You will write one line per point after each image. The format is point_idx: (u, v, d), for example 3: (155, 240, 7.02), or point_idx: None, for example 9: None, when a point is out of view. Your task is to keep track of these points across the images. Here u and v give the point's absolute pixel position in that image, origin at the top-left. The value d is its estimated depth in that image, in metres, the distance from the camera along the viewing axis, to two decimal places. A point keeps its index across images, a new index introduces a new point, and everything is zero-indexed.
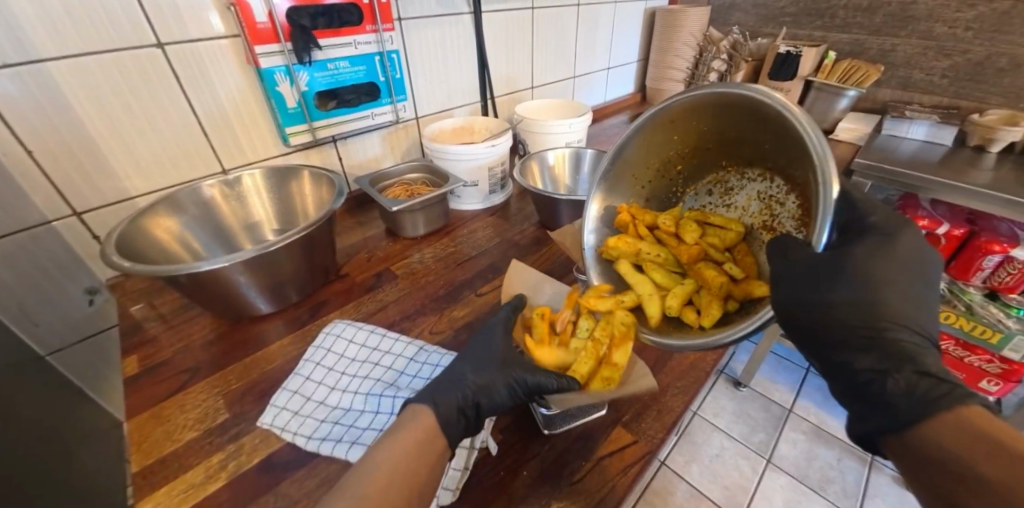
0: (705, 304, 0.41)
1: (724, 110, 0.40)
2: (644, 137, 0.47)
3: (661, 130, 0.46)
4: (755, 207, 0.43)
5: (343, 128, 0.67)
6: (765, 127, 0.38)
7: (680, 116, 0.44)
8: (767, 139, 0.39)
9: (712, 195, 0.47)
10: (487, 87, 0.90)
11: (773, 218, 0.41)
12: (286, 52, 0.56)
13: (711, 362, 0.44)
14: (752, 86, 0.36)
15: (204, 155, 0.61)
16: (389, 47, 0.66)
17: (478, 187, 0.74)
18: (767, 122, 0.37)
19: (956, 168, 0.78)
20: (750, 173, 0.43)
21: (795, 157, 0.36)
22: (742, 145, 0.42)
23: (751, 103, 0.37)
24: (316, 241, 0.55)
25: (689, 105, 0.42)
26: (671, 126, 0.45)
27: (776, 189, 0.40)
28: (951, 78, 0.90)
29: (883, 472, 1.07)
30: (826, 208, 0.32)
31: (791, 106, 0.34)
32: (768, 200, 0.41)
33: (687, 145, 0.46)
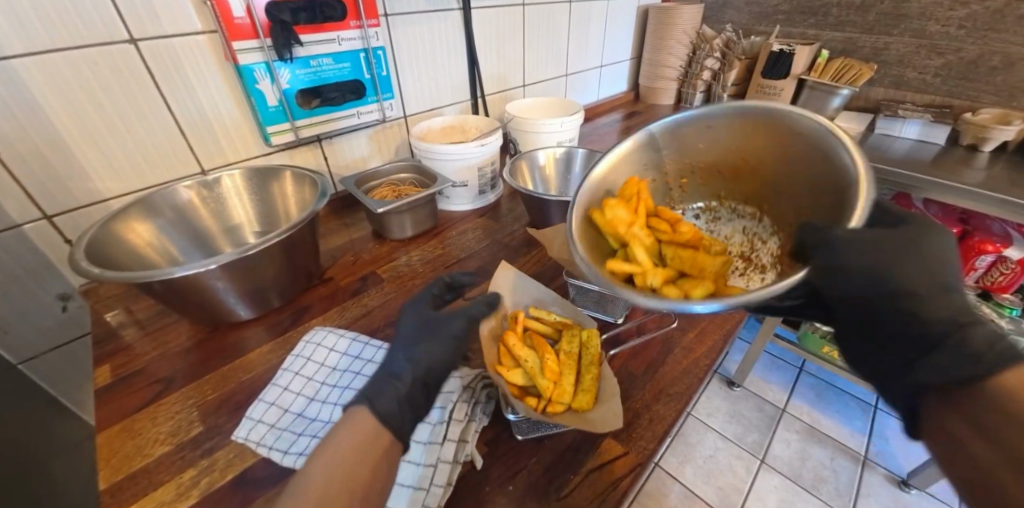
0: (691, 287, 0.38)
1: (763, 132, 0.41)
2: (682, 129, 0.46)
3: (694, 130, 0.45)
4: (738, 238, 0.47)
5: (327, 127, 0.64)
6: (796, 155, 0.39)
7: (720, 123, 0.43)
8: (789, 173, 0.40)
9: (698, 220, 0.50)
10: (478, 86, 0.88)
11: (753, 250, 0.45)
12: (265, 48, 0.54)
13: (704, 369, 0.43)
14: (819, 118, 0.37)
15: (181, 155, 0.59)
16: (375, 43, 0.64)
17: (468, 188, 0.72)
18: (804, 150, 0.38)
19: (949, 167, 0.77)
20: (742, 209, 0.46)
21: (818, 188, 0.37)
22: (754, 174, 0.43)
23: (802, 133, 0.38)
24: (297, 244, 0.53)
25: (738, 116, 0.42)
26: (703, 130, 0.45)
27: (762, 229, 0.44)
28: (944, 76, 0.90)
29: (876, 471, 1.07)
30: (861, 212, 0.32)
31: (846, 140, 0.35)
32: (752, 237, 0.45)
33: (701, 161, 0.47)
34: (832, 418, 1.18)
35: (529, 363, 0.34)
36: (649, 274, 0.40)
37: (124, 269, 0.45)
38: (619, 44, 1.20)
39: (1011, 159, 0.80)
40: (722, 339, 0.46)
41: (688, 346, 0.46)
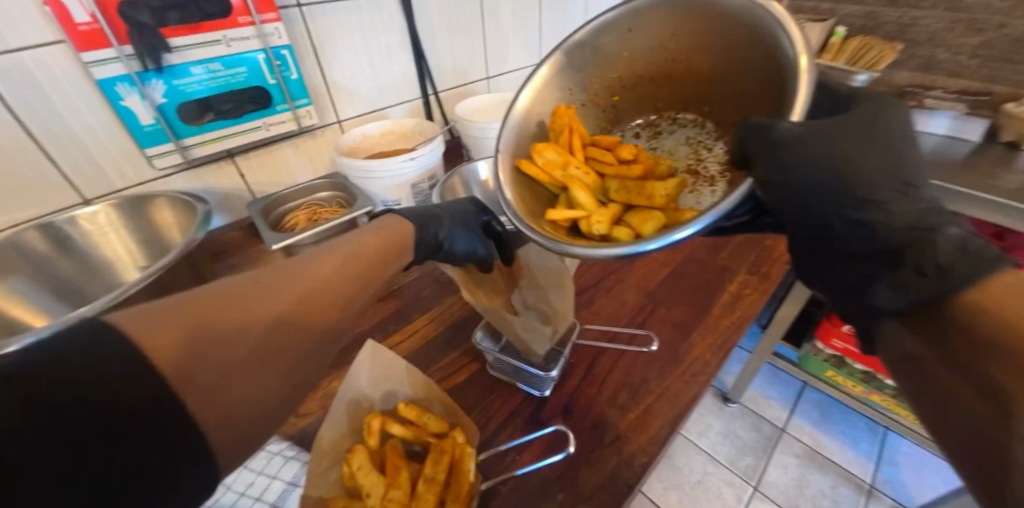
0: (640, 221, 0.33)
1: (694, 22, 0.35)
2: (602, 43, 0.40)
3: (615, 39, 0.39)
4: (681, 152, 0.39)
5: (225, 144, 0.56)
6: (727, 40, 0.34)
7: (641, 24, 0.38)
8: (725, 60, 0.35)
9: (639, 138, 0.42)
10: (429, 81, 0.77)
11: (699, 161, 0.37)
12: (124, 57, 0.46)
13: (637, 473, 0.34)
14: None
15: (54, 186, 0.50)
16: (276, 42, 0.54)
17: (403, 207, 0.63)
18: (733, 29, 0.33)
19: (975, 179, 0.64)
20: (684, 118, 0.40)
21: (758, 72, 0.32)
22: (688, 71, 0.38)
23: (730, 13, 0.33)
24: (172, 289, 0.46)
25: (656, 11, 0.37)
26: (623, 39, 0.39)
27: (705, 135, 0.38)
28: (982, 57, 0.75)
29: (883, 502, 0.96)
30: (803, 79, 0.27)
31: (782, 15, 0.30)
32: (696, 145, 0.38)
33: (629, 74, 0.41)
34: (836, 440, 1.07)
35: (369, 501, 0.25)
36: (592, 220, 0.34)
37: None
38: None
39: None
40: (668, 425, 0.37)
41: (624, 435, 0.36)
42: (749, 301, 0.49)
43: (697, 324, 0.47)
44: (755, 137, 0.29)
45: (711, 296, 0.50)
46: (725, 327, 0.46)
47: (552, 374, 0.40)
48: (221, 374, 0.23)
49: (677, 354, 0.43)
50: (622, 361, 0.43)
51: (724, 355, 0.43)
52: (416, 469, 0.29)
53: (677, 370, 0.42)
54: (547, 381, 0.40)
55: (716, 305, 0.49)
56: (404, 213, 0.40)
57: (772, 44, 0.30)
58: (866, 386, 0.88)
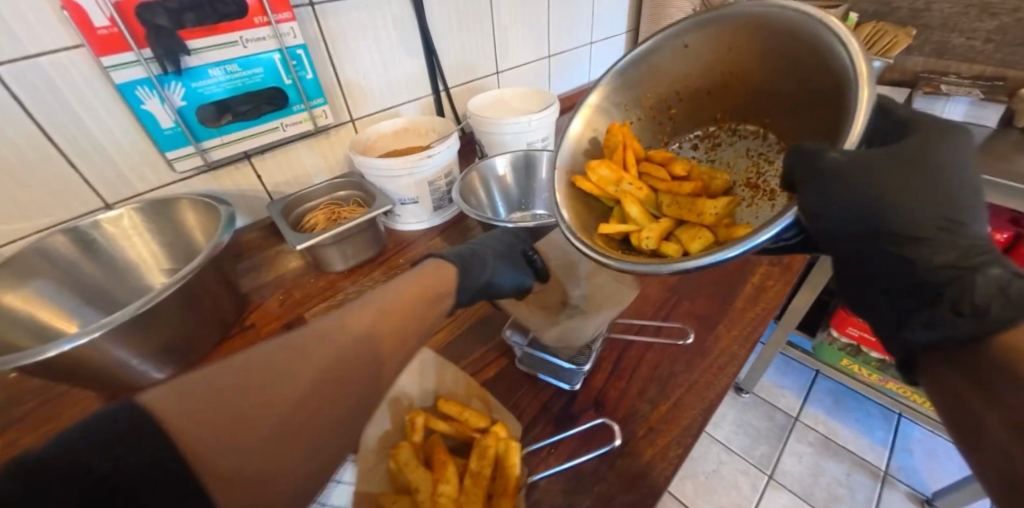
0: (689, 238, 0.36)
1: (749, 36, 0.36)
2: (656, 61, 0.42)
3: (671, 56, 0.41)
4: (740, 165, 0.40)
5: (244, 145, 0.56)
6: (782, 54, 0.34)
7: (696, 42, 0.39)
8: (780, 75, 0.35)
9: (696, 150, 0.43)
10: (440, 77, 0.77)
11: (759, 176, 0.38)
12: (144, 61, 0.46)
13: (672, 464, 0.34)
14: (804, 7, 0.32)
15: (77, 192, 0.50)
16: (291, 41, 0.54)
17: (420, 204, 0.63)
18: (789, 44, 0.34)
19: (992, 165, 0.64)
20: (745, 129, 0.40)
21: (815, 88, 0.32)
22: (742, 85, 0.38)
23: (789, 28, 0.33)
24: (199, 292, 0.46)
25: (711, 28, 0.38)
26: (680, 55, 0.41)
27: (766, 147, 0.38)
28: (997, 42, 0.75)
29: (898, 489, 0.97)
30: (863, 100, 0.27)
31: (843, 28, 0.30)
32: (757, 159, 0.39)
33: (684, 88, 0.42)
34: (850, 428, 1.07)
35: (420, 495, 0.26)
36: (641, 234, 0.37)
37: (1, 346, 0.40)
38: (612, 18, 1.03)
39: None
40: (700, 417, 0.37)
41: (656, 427, 0.37)
42: (772, 293, 0.49)
43: (722, 316, 0.47)
44: (806, 166, 0.28)
45: (734, 289, 0.50)
46: (750, 319, 0.46)
47: (583, 369, 0.40)
48: (255, 449, 0.24)
49: (704, 347, 0.43)
50: (649, 354, 0.43)
51: (752, 347, 0.43)
52: (461, 464, 0.29)
53: (705, 362, 0.42)
54: (577, 376, 0.40)
55: (740, 297, 0.48)
56: (444, 256, 0.39)
57: (832, 61, 0.30)
58: (881, 374, 0.88)
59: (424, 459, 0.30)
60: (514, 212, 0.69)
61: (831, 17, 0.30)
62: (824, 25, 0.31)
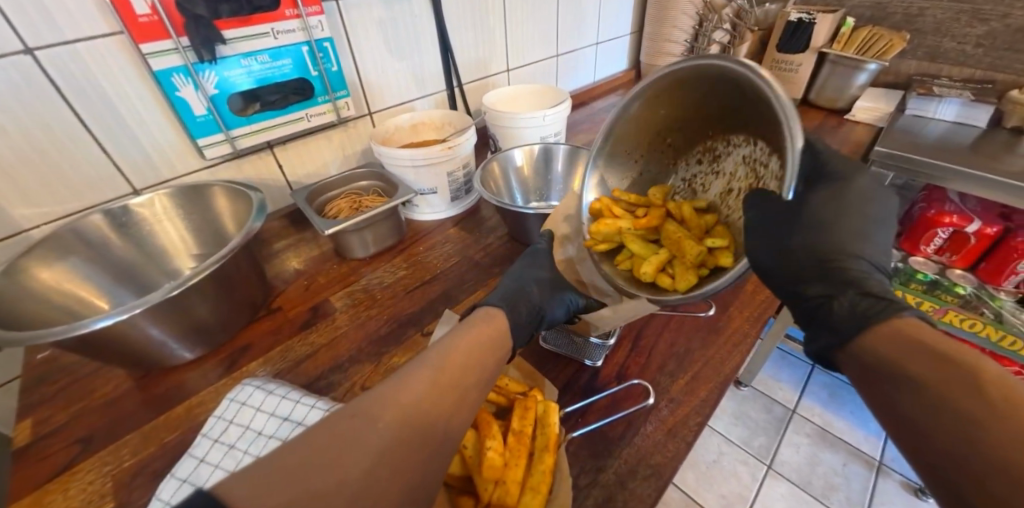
0: (680, 272, 0.40)
1: (702, 81, 0.41)
2: (633, 114, 0.47)
3: (643, 105, 0.46)
4: (740, 173, 0.42)
5: (271, 134, 0.58)
6: (735, 94, 0.38)
7: (664, 90, 0.44)
8: (744, 105, 0.39)
9: (702, 164, 0.47)
10: (455, 73, 0.78)
11: (758, 180, 0.39)
12: (181, 49, 0.48)
13: (692, 431, 0.36)
14: (733, 60, 0.36)
15: (108, 177, 0.51)
16: (319, 34, 0.57)
17: (439, 194, 0.65)
18: (735, 85, 0.38)
19: (983, 162, 0.67)
20: (737, 139, 0.41)
21: (769, 120, 0.36)
22: (719, 114, 0.42)
23: (732, 75, 0.37)
24: (232, 274, 0.48)
25: (672, 79, 0.42)
26: (654, 104, 0.46)
27: (759, 152, 0.39)
28: (987, 47, 0.78)
29: (892, 477, 1.00)
30: (793, 154, 0.32)
31: (769, 79, 0.33)
32: (753, 165, 0.40)
33: (671, 122, 0.46)
34: (845, 420, 1.10)
35: (466, 450, 0.32)
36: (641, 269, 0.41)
37: (42, 323, 0.41)
38: (617, 19, 1.06)
39: None
40: (717, 390, 0.39)
41: (676, 398, 0.39)
42: None
43: (733, 299, 0.49)
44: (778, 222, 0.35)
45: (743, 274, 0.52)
46: (760, 301, 0.48)
47: (608, 344, 0.43)
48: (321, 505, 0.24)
49: (717, 325, 0.46)
50: (666, 333, 0.45)
51: (762, 327, 0.45)
52: (502, 424, 0.34)
53: (720, 339, 0.44)
54: (601, 351, 0.43)
55: (750, 283, 0.51)
56: (495, 301, 0.39)
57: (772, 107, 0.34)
58: None
59: None
60: (530, 202, 0.71)
61: (757, 69, 0.34)
62: (754, 73, 0.34)
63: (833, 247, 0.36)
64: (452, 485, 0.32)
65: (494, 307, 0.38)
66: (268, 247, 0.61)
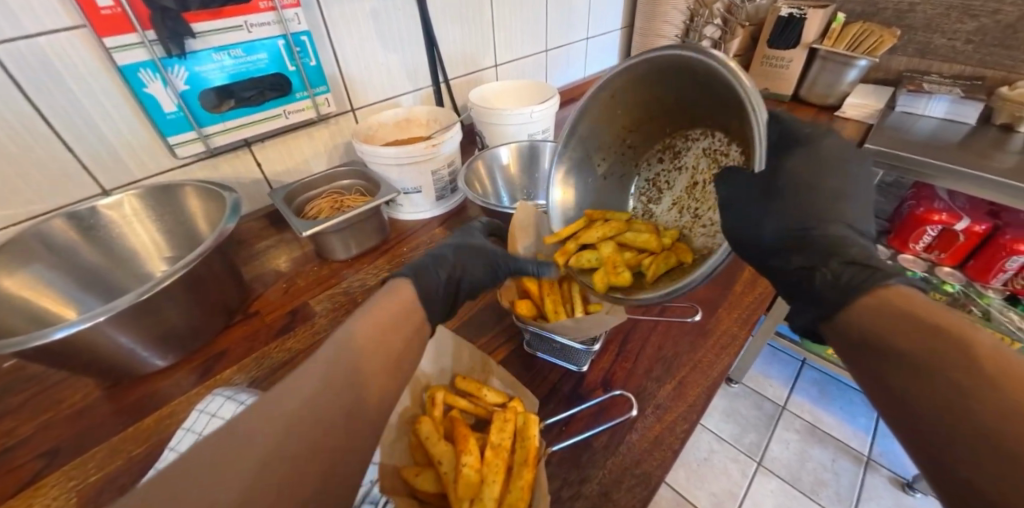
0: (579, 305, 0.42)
1: (659, 76, 0.40)
2: (589, 117, 0.46)
3: (600, 106, 0.45)
4: (703, 165, 0.42)
5: (246, 132, 0.56)
6: (691, 86, 0.38)
7: (619, 91, 0.44)
8: (700, 98, 0.39)
9: (663, 162, 0.46)
10: (441, 68, 0.76)
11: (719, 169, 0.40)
12: (148, 43, 0.46)
13: (679, 438, 0.35)
14: (687, 49, 0.36)
15: (74, 177, 0.49)
16: (296, 28, 0.55)
17: (423, 193, 0.63)
18: (693, 75, 0.37)
19: (974, 160, 0.67)
20: (695, 133, 0.42)
21: (730, 103, 0.35)
22: (676, 112, 0.42)
23: (687, 64, 0.37)
24: (205, 277, 0.46)
25: (626, 76, 0.42)
26: (610, 104, 0.45)
27: (719, 143, 0.40)
28: (976, 43, 0.78)
29: (880, 473, 1.00)
30: (759, 130, 0.31)
31: (726, 60, 0.33)
32: (714, 156, 0.41)
33: (627, 123, 0.46)
34: (834, 415, 1.11)
35: (444, 466, 0.30)
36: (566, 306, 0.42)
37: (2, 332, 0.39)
38: (608, 13, 1.04)
39: None
40: (705, 394, 0.39)
41: (663, 404, 0.38)
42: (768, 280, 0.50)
43: (722, 300, 0.48)
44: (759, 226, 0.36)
45: (732, 273, 0.51)
46: (749, 302, 0.47)
47: (593, 349, 0.41)
48: None
49: (705, 328, 0.45)
50: (654, 337, 0.44)
51: (751, 328, 0.45)
52: (480, 437, 0.33)
53: (708, 342, 0.43)
54: (586, 356, 0.41)
55: (739, 283, 0.50)
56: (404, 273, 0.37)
57: (732, 88, 0.33)
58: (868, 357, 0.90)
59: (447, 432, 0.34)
60: (516, 201, 0.70)
61: (711, 51, 0.34)
62: (708, 57, 0.34)
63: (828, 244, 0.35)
64: (429, 501, 0.31)
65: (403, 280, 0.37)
66: (246, 249, 0.60)
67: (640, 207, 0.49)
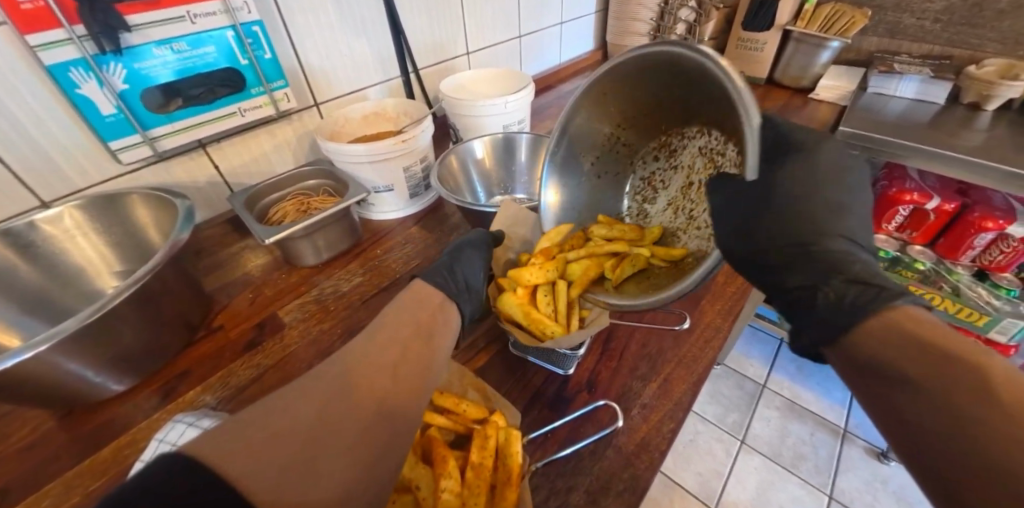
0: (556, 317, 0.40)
1: (650, 73, 0.39)
2: (580, 115, 0.46)
3: (591, 103, 0.45)
4: (699, 164, 0.40)
5: (200, 132, 0.52)
6: (684, 83, 0.37)
7: (611, 89, 0.43)
8: (691, 95, 0.37)
9: (659, 160, 0.45)
10: (410, 58, 0.73)
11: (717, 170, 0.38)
12: (77, 39, 0.42)
13: (666, 439, 0.35)
14: (675, 45, 0.34)
15: (6, 189, 0.44)
16: (245, 17, 0.51)
17: (396, 192, 0.61)
18: (682, 72, 0.36)
19: (940, 139, 0.68)
20: (692, 131, 0.41)
21: (720, 102, 0.34)
22: (671, 109, 0.41)
23: (675, 60, 0.35)
24: (160, 294, 0.43)
25: (618, 75, 0.41)
26: (602, 101, 0.44)
27: (715, 142, 0.38)
28: (944, 22, 0.79)
29: (856, 444, 1.04)
30: (750, 133, 0.30)
31: (715, 57, 0.32)
32: (710, 155, 0.39)
33: (621, 119, 0.45)
34: (812, 391, 1.14)
35: (421, 492, 0.30)
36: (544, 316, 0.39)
37: None
38: None
39: (1016, 118, 0.71)
40: (691, 391, 0.38)
41: (648, 404, 0.37)
42: None
43: (704, 292, 0.48)
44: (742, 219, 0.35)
45: None
46: (732, 292, 0.47)
47: (578, 353, 0.40)
48: None
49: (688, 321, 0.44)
50: (638, 333, 0.43)
51: (734, 320, 0.44)
52: (461, 456, 0.32)
53: (692, 337, 0.43)
54: (572, 359, 0.40)
55: (721, 273, 0.49)
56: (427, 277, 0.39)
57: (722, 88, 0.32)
58: None
59: (424, 452, 0.33)
60: (494, 195, 0.68)
61: (699, 47, 0.32)
62: (695, 53, 0.33)
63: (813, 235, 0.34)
64: None
65: (421, 284, 0.38)
66: (208, 258, 0.56)
67: (635, 205, 0.48)
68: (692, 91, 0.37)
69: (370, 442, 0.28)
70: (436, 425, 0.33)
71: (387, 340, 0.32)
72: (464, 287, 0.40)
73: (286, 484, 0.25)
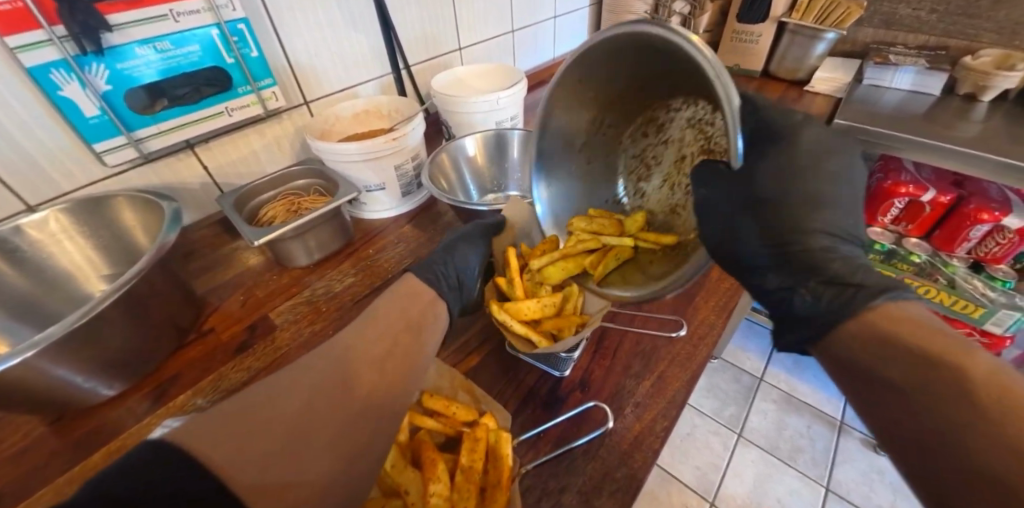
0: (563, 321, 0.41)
1: (622, 53, 0.37)
2: (558, 106, 0.44)
3: (567, 92, 0.43)
4: (689, 137, 0.39)
5: (187, 132, 0.51)
6: (659, 58, 0.35)
7: (586, 75, 0.41)
8: (670, 68, 0.35)
9: (648, 136, 0.43)
10: (400, 55, 0.72)
11: (708, 140, 0.37)
12: (57, 40, 0.41)
13: (660, 437, 0.34)
14: (636, 23, 0.32)
15: None
16: (230, 15, 0.50)
17: (388, 191, 0.60)
18: (655, 48, 0.34)
19: (934, 130, 0.67)
20: (677, 102, 0.39)
21: (698, 74, 0.32)
22: (652, 82, 0.39)
23: (640, 37, 0.33)
24: (148, 297, 0.42)
25: (586, 61, 0.39)
26: (579, 88, 0.43)
27: (703, 112, 0.37)
28: (941, 12, 0.78)
29: (852, 436, 1.05)
30: (731, 116, 0.28)
31: (680, 32, 0.30)
32: (698, 126, 0.38)
33: (603, 102, 0.43)
34: (808, 383, 1.15)
35: (410, 496, 0.29)
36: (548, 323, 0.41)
37: None
38: None
39: (1012, 109, 0.70)
40: (685, 389, 0.38)
41: (642, 402, 0.37)
42: None
43: (698, 289, 0.47)
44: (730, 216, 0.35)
45: None
46: (726, 288, 0.47)
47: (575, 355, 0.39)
48: None
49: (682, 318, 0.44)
50: (631, 332, 0.43)
51: (728, 316, 0.44)
52: (450, 459, 0.32)
53: (686, 333, 0.42)
54: (568, 362, 0.39)
55: (715, 269, 0.49)
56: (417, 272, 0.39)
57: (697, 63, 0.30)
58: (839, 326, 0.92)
59: (414, 456, 0.33)
60: (487, 194, 0.68)
61: (663, 22, 0.31)
62: (661, 31, 0.31)
63: (805, 230, 0.34)
64: None
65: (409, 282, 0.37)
66: (198, 260, 0.55)
67: (630, 185, 0.47)
68: (668, 64, 0.35)
69: (360, 447, 0.28)
70: (425, 428, 0.33)
71: (375, 343, 0.31)
72: (457, 287, 0.40)
73: (274, 491, 0.24)
